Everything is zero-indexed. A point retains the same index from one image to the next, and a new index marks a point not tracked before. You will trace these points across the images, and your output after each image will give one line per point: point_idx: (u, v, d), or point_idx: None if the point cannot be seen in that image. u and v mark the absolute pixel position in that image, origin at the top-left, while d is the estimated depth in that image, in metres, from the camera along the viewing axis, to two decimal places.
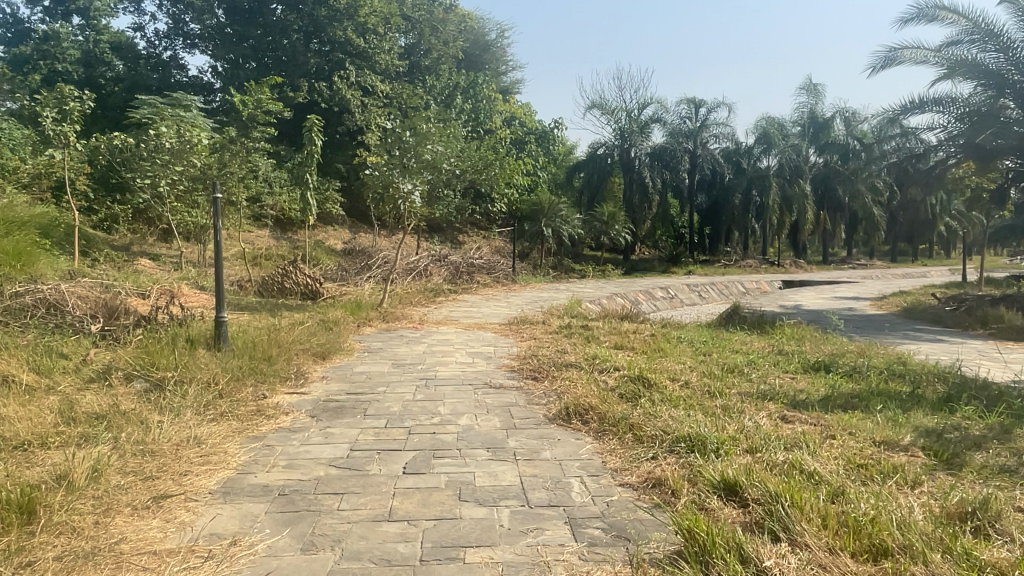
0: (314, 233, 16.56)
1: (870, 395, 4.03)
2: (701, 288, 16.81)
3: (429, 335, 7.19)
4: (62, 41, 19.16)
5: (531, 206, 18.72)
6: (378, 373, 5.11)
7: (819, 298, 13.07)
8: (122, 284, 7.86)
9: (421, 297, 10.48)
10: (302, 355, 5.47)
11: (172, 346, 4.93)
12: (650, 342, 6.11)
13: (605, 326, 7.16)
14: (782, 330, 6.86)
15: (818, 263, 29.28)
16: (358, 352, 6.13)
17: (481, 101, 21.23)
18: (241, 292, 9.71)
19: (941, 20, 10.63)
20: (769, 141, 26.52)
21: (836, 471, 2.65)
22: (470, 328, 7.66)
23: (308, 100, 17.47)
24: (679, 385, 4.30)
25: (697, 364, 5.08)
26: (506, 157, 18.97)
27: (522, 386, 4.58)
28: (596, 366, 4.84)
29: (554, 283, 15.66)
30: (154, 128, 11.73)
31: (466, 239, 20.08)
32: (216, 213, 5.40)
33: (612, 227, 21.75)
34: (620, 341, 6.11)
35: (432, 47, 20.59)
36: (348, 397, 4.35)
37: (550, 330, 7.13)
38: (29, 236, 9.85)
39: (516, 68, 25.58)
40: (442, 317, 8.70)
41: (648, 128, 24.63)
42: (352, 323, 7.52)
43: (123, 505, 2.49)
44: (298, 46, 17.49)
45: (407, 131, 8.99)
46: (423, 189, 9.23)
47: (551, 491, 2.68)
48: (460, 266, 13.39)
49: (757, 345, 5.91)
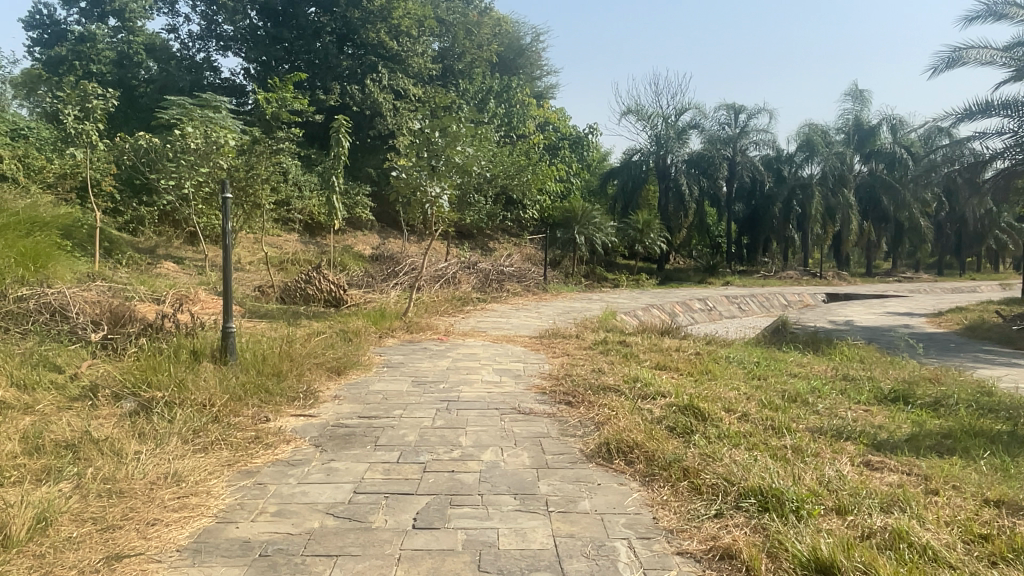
0: (343, 238, 16.26)
1: (965, 435, 3.44)
2: (741, 300, 16.14)
3: (455, 348, 6.70)
4: (98, 42, 19.19)
5: (563, 213, 18.22)
6: (397, 392, 4.63)
7: (869, 314, 12.33)
8: (136, 289, 7.52)
9: (449, 306, 10.03)
10: (317, 371, 5.00)
11: (172, 359, 4.50)
12: (696, 362, 5.55)
13: (645, 342, 6.61)
14: (842, 351, 6.24)
15: (862, 276, 28.27)
16: (377, 366, 5.66)
17: (514, 105, 20.83)
18: (262, 298, 9.34)
19: (1010, 18, 9.91)
20: (812, 148, 25.67)
21: (953, 548, 2.13)
22: (499, 342, 7.17)
23: (340, 104, 17.15)
24: (737, 417, 3.75)
25: (753, 390, 4.51)
26: (538, 162, 18.53)
27: (554, 414, 4.06)
28: (638, 390, 4.32)
29: (588, 293, 15.13)
30: (182, 128, 11.39)
31: (497, 245, 19.62)
32: (226, 214, 4.95)
33: (647, 235, 21.14)
34: (662, 360, 5.56)
35: (465, 50, 20.10)
36: (360, 423, 3.86)
37: (585, 346, 6.59)
38: (51, 237, 9.62)
39: (551, 72, 25.09)
40: (471, 328, 8.22)
41: (686, 134, 24.18)
42: (374, 334, 7.08)
43: (67, 567, 2.04)
44: (330, 49, 17.22)
45: (436, 132, 8.53)
46: (452, 192, 8.75)
47: (593, 560, 2.15)
48: (490, 273, 12.93)
49: (817, 369, 5.33)
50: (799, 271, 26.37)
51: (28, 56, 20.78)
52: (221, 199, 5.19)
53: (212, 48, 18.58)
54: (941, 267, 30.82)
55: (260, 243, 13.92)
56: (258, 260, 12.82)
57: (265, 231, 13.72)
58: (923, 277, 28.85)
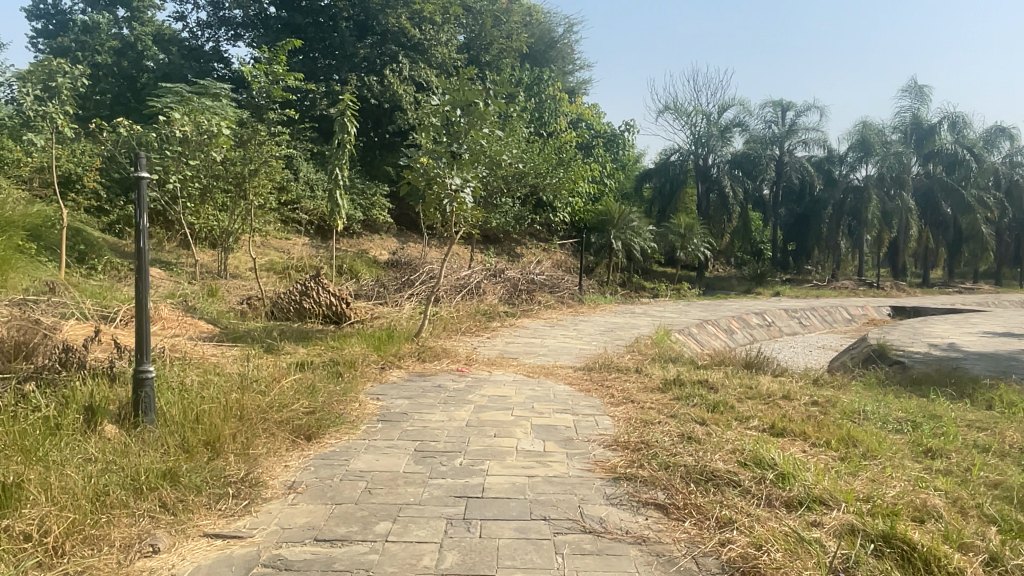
0: (358, 242, 14.77)
1: None
2: (800, 314, 14.43)
3: (480, 386, 5.08)
4: (102, 32, 18.00)
5: (597, 217, 16.55)
6: (391, 477, 3.01)
7: (962, 333, 10.56)
8: (80, 302, 5.96)
9: (474, 324, 8.42)
10: (280, 440, 3.42)
11: (45, 428, 2.99)
12: (825, 422, 3.86)
13: (734, 383, 4.92)
14: (1012, 399, 4.55)
15: (919, 286, 26.05)
16: (370, 419, 4.03)
17: (545, 100, 19.35)
18: (249, 312, 7.79)
19: None
20: (866, 148, 23.56)
21: None
22: (536, 377, 5.53)
23: (357, 96, 15.65)
24: (986, 568, 2.12)
25: (957, 488, 2.84)
26: (574, 159, 16.79)
27: (648, 537, 2.42)
28: (777, 490, 2.70)
29: (628, 305, 13.46)
30: (170, 114, 10.02)
31: (525, 251, 17.96)
32: (137, 199, 3.39)
33: (689, 241, 19.37)
34: (775, 418, 3.89)
35: (493, 40, 18.42)
36: (319, 554, 2.26)
37: (650, 386, 4.95)
38: (12, 238, 8.11)
39: (584, 67, 23.40)
40: (499, 355, 6.60)
41: (729, 133, 22.70)
42: (374, 364, 5.48)
43: None
44: (346, 36, 15.74)
45: (457, 109, 6.85)
46: (478, 185, 7.00)
47: None
48: (519, 283, 11.33)
49: (1011, 439, 3.64)
50: (853, 280, 24.35)
51: (31, 47, 19.83)
52: (132, 178, 3.62)
53: (221, 36, 17.16)
54: (1000, 277, 28.44)
55: (264, 247, 12.45)
56: (258, 266, 11.33)
57: (268, 234, 12.24)
58: (982, 287, 26.65)
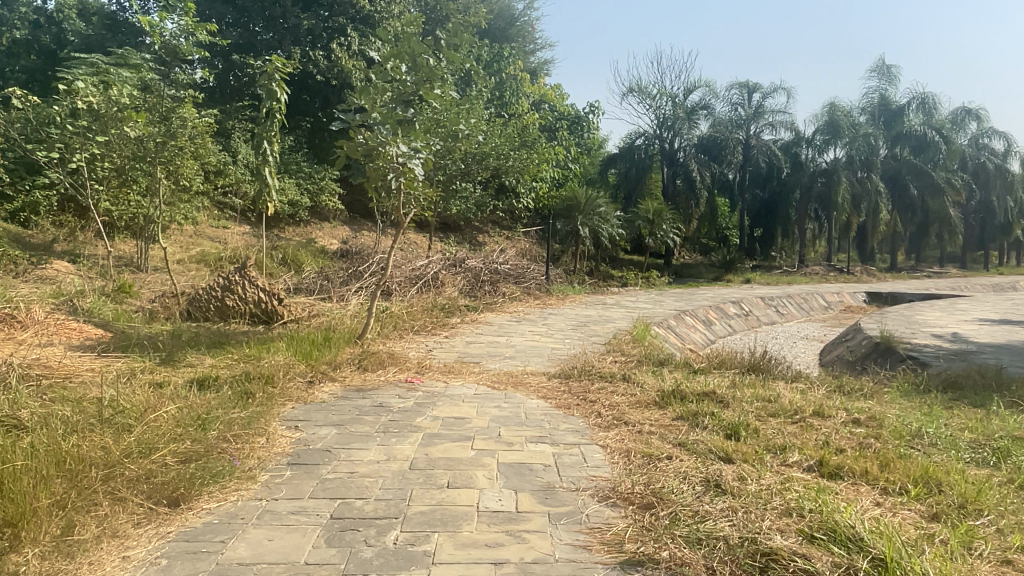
0: (305, 231, 13.57)
1: None
2: (778, 302, 13.65)
3: (433, 406, 4.01)
4: (20, 6, 16.41)
5: (563, 202, 15.46)
6: None
7: (956, 320, 9.83)
8: None
9: (429, 321, 7.34)
10: (128, 510, 2.34)
11: None
12: (890, 456, 2.87)
13: (750, 397, 3.93)
14: None
15: (887, 271, 25.67)
16: (278, 462, 2.95)
17: (506, 79, 18.23)
18: (161, 312, 6.61)
19: None
20: (835, 130, 22.92)
21: None
22: (501, 390, 4.47)
23: (301, 73, 14.41)
24: None
25: None
26: (539, 141, 15.70)
27: None
28: None
29: (598, 295, 12.47)
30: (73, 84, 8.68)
31: (487, 239, 16.91)
32: None
33: (658, 227, 18.51)
34: (824, 453, 2.89)
35: (449, 14, 17.19)
36: None
37: (645, 402, 3.93)
38: None
39: (546, 45, 22.32)
40: (457, 359, 5.53)
41: (696, 115, 21.83)
42: (300, 380, 4.37)
43: None
44: (288, 5, 14.39)
45: (403, 66, 5.66)
46: (429, 158, 5.86)
47: None
48: (480, 274, 10.25)
49: None
50: (823, 266, 23.84)
51: None
52: None
53: (151, 7, 15.68)
54: (966, 261, 28.22)
55: (196, 236, 11.18)
56: (186, 257, 10.08)
57: (199, 222, 10.98)
58: (950, 272, 26.40)
